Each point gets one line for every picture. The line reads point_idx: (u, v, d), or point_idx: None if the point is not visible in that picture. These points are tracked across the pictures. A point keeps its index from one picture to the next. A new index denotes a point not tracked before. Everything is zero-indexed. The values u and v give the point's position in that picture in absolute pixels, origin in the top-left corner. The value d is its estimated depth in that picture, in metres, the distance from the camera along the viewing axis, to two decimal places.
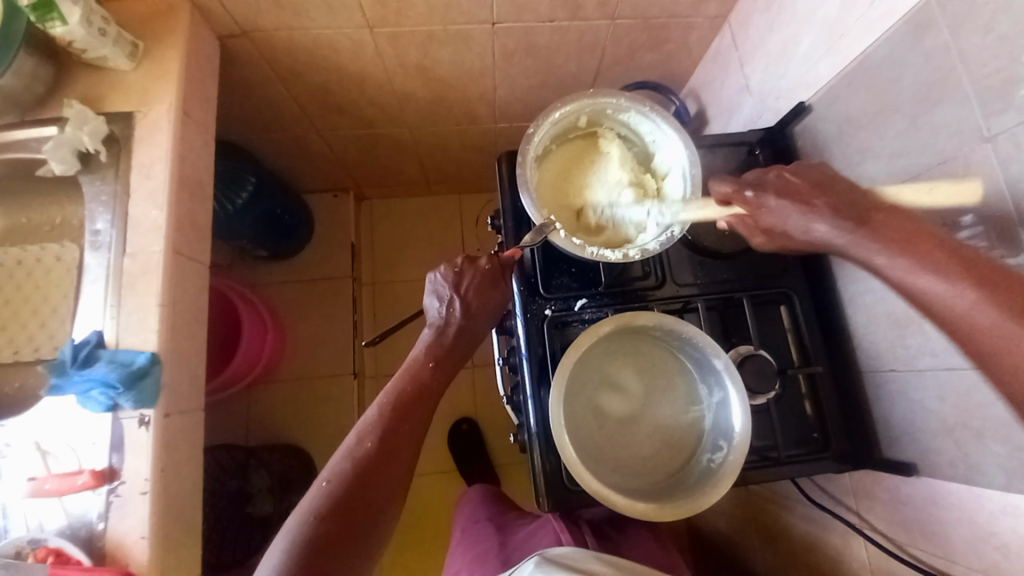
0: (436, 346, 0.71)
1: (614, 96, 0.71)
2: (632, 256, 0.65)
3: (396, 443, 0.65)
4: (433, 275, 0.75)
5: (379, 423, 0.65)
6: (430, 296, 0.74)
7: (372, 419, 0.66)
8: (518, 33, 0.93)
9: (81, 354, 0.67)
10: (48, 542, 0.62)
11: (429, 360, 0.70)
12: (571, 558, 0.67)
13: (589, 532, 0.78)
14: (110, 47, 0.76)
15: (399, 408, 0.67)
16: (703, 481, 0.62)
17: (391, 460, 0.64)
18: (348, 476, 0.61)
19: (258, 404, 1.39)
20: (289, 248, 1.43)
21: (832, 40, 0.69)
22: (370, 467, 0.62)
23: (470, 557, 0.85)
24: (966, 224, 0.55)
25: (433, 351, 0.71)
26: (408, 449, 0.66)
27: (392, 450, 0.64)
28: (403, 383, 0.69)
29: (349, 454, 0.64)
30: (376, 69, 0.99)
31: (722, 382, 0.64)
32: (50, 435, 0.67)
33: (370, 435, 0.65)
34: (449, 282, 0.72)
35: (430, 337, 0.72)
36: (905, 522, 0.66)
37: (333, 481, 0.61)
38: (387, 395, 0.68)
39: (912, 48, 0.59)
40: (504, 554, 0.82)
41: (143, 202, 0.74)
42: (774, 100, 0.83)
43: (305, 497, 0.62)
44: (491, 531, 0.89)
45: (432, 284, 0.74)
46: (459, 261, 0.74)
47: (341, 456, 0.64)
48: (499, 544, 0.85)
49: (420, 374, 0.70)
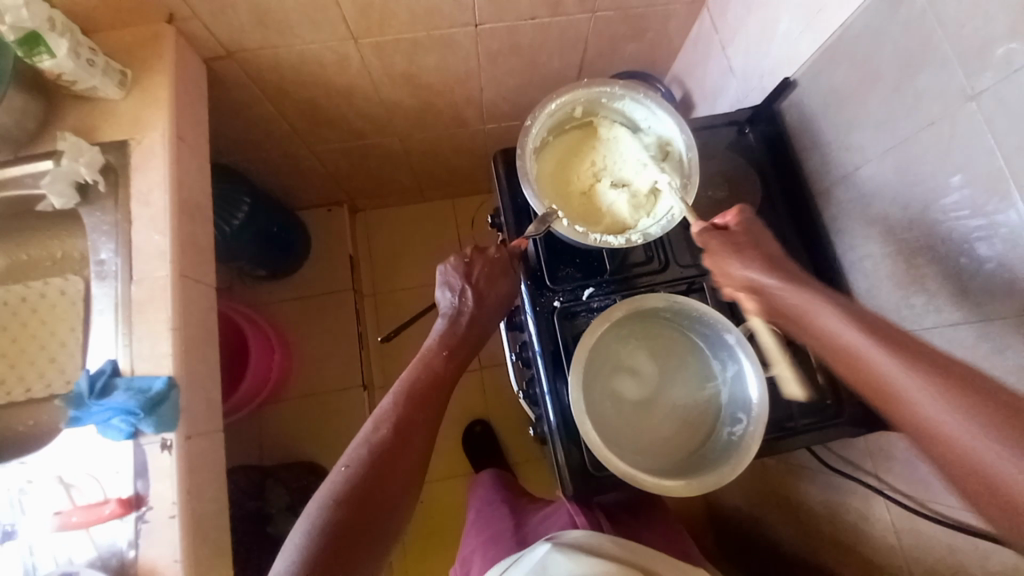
0: (449, 336, 0.70)
1: (607, 85, 0.72)
2: (635, 240, 0.66)
3: (412, 430, 0.64)
4: (442, 266, 0.74)
5: (395, 411, 0.65)
6: (441, 287, 0.73)
7: (387, 408, 0.65)
8: (501, 33, 0.94)
9: (98, 385, 0.67)
10: (78, 573, 0.62)
11: (442, 349, 0.70)
12: (589, 542, 0.67)
13: (603, 516, 0.77)
14: (100, 77, 0.76)
15: (413, 395, 0.66)
16: (726, 453, 0.63)
17: (409, 445, 0.63)
18: (366, 463, 0.61)
19: (271, 424, 1.39)
20: (287, 265, 1.43)
21: (810, 14, 0.71)
22: (387, 455, 0.62)
23: (484, 538, 0.86)
24: (953, 184, 0.57)
25: (446, 341, 0.70)
26: (423, 435, 0.65)
27: (408, 437, 0.63)
28: (417, 372, 0.68)
29: (365, 441, 0.63)
30: (363, 80, 1.00)
31: (735, 355, 0.65)
32: (72, 468, 0.67)
33: (385, 423, 0.64)
34: (460, 272, 0.72)
35: (443, 328, 0.71)
36: (925, 479, 0.68)
37: (351, 468, 0.61)
38: (401, 385, 0.67)
39: (891, 16, 0.60)
40: (519, 535, 0.82)
41: (145, 228, 0.74)
42: (758, 79, 0.85)
43: (323, 485, 0.61)
44: (507, 513, 0.90)
45: (443, 275, 0.73)
46: (468, 251, 0.73)
47: (357, 444, 0.63)
48: (515, 525, 0.86)
49: (433, 363, 0.69)
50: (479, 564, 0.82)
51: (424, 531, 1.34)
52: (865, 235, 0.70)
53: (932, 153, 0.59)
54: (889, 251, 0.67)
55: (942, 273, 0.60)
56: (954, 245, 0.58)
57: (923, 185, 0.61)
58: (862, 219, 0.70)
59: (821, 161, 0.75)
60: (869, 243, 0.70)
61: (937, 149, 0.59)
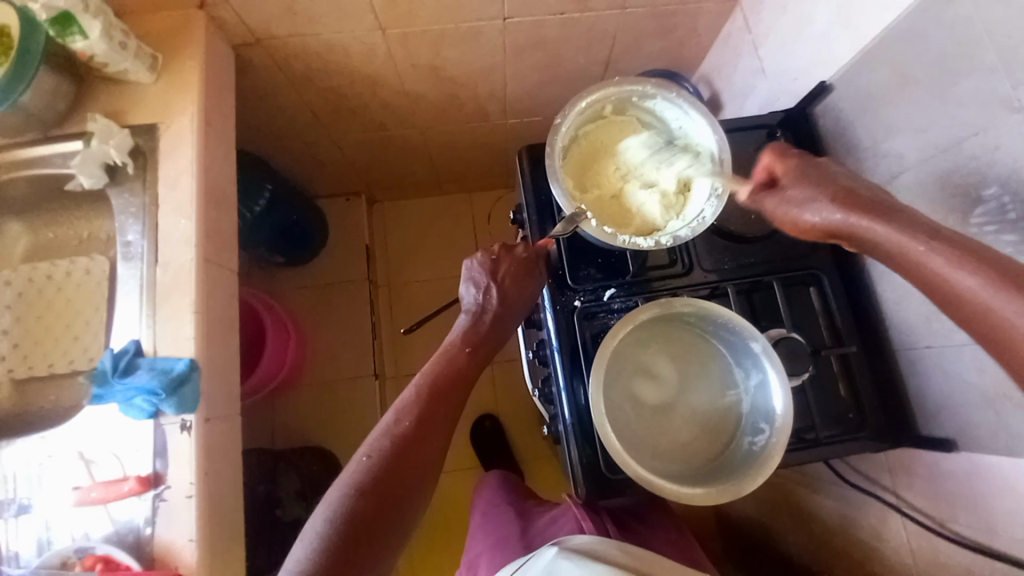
0: (471, 333, 0.69)
1: (639, 84, 0.71)
2: (664, 243, 0.65)
3: (433, 425, 0.63)
4: (468, 261, 0.72)
5: (416, 405, 0.64)
6: (465, 283, 0.72)
7: (408, 400, 0.65)
8: (528, 27, 0.93)
9: (122, 364, 0.67)
10: (96, 548, 0.64)
11: (465, 345, 0.69)
12: (595, 547, 0.67)
13: (611, 522, 0.77)
14: (130, 60, 0.77)
15: (434, 390, 0.66)
16: (746, 464, 0.62)
17: (429, 440, 0.63)
18: (385, 456, 0.61)
19: (283, 410, 1.40)
20: (305, 255, 1.45)
21: (850, 16, 0.69)
22: (407, 449, 0.62)
23: (491, 541, 0.85)
24: (989, 197, 0.56)
25: (469, 337, 0.69)
26: (443, 431, 0.64)
27: (429, 431, 0.63)
28: (439, 367, 0.67)
29: (387, 432, 0.63)
30: (388, 72, 1.00)
31: (760, 364, 0.64)
32: (93, 444, 0.68)
33: (407, 416, 0.63)
34: (485, 270, 0.70)
35: (466, 324, 0.70)
36: (943, 497, 0.66)
37: (372, 458, 0.61)
38: (423, 377, 0.67)
39: (935, 20, 0.58)
40: (525, 540, 0.82)
41: (171, 212, 0.75)
42: (791, 81, 0.83)
43: (346, 469, 0.61)
44: (513, 517, 0.89)
45: (469, 272, 0.71)
46: (495, 249, 0.72)
47: (379, 435, 0.63)
48: (520, 530, 0.85)
49: (456, 359, 0.68)
50: (486, 568, 0.82)
51: (433, 526, 1.35)
52: None
53: (970, 163, 0.58)
54: None
55: None
56: None
57: (958, 197, 0.59)
58: None
59: (855, 167, 0.74)
60: None
61: (977, 161, 0.57)
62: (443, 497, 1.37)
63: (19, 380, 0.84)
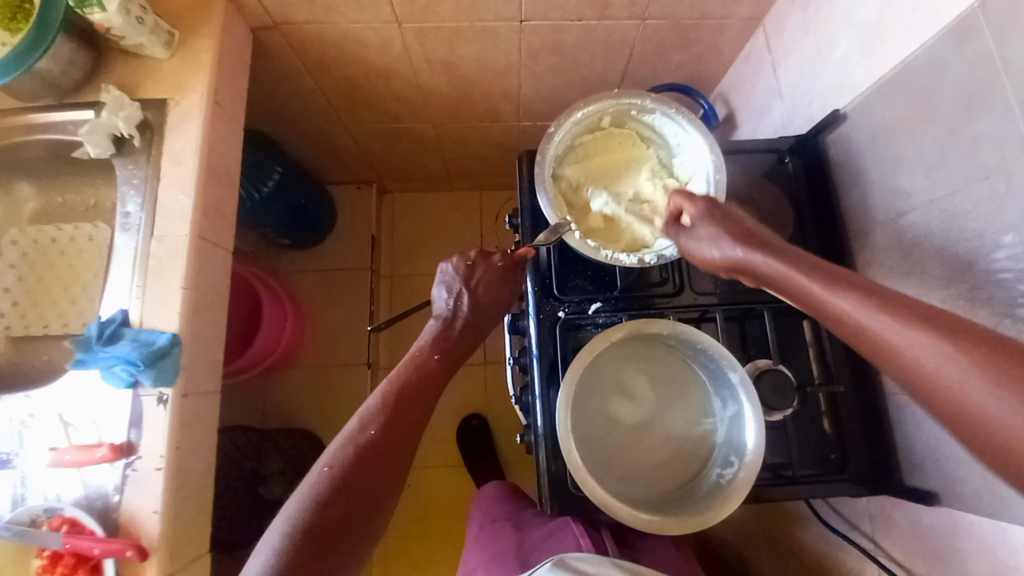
0: (441, 339, 0.71)
1: (639, 97, 0.70)
2: (648, 261, 0.64)
3: (400, 433, 0.63)
4: (445, 265, 0.75)
5: (384, 412, 0.64)
6: (439, 287, 0.74)
7: (374, 406, 0.65)
8: (545, 30, 0.92)
9: (107, 332, 0.69)
10: (63, 510, 0.65)
11: (434, 352, 0.70)
12: (589, 566, 0.66)
13: (609, 538, 0.75)
14: (147, 35, 0.78)
15: (403, 397, 0.66)
16: (712, 496, 0.60)
17: (397, 447, 0.62)
18: (350, 463, 0.59)
19: (275, 390, 1.42)
20: (312, 238, 1.46)
21: (872, 44, 0.67)
22: (373, 457, 0.60)
23: (488, 555, 0.81)
24: (1007, 243, 0.52)
25: (438, 344, 0.71)
26: (412, 438, 0.64)
27: (397, 438, 0.63)
28: (408, 372, 0.68)
29: (351, 440, 0.62)
30: (403, 64, 0.99)
31: (737, 395, 0.62)
32: (73, 408, 0.69)
33: (373, 423, 0.63)
34: (459, 275, 0.73)
35: (436, 328, 0.72)
36: (922, 551, 0.64)
37: (334, 468, 0.59)
38: (390, 384, 0.67)
39: (955, 56, 0.56)
40: (522, 555, 0.78)
41: (172, 187, 0.76)
42: (807, 106, 0.81)
43: (303, 482, 0.58)
44: (511, 530, 0.84)
45: (444, 274, 0.75)
46: (472, 255, 0.75)
47: (341, 444, 0.61)
48: (517, 544, 0.80)
49: (424, 364, 0.69)
50: None
51: (408, 517, 1.35)
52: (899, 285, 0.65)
53: (975, 206, 0.55)
54: None
55: None
56: (996, 308, 0.53)
57: (969, 242, 0.56)
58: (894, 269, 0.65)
59: (862, 200, 0.71)
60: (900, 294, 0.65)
61: (985, 206, 0.54)
62: (412, 491, 1.37)
63: (16, 337, 0.86)
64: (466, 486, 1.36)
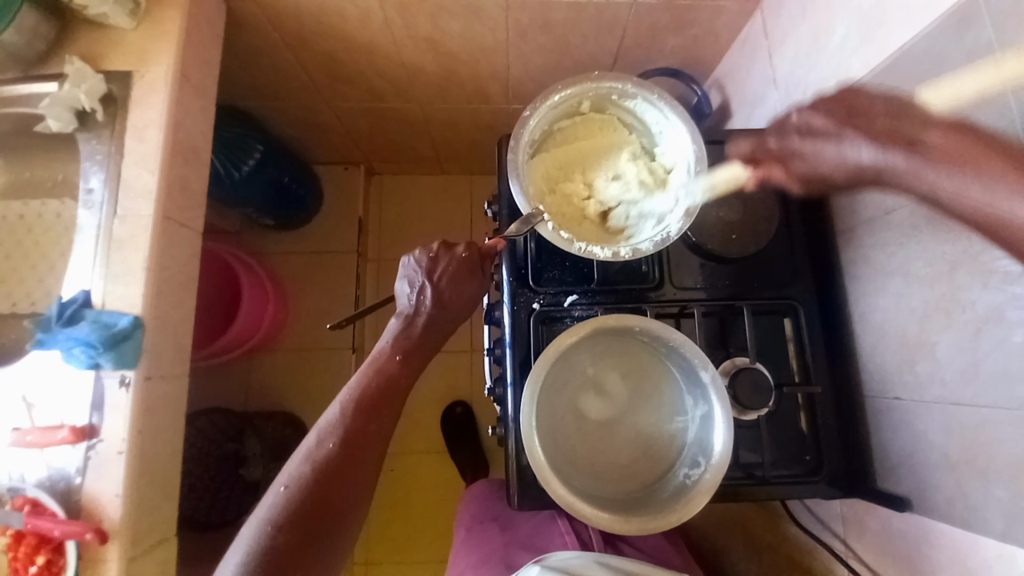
0: (403, 338, 0.69)
1: (620, 81, 0.67)
2: (622, 254, 0.61)
3: (360, 442, 0.61)
4: (407, 258, 0.73)
5: (342, 424, 0.62)
6: (401, 280, 0.72)
7: (332, 420, 0.63)
8: (533, 8, 0.87)
9: (67, 312, 0.67)
10: (26, 491, 0.64)
11: (396, 353, 0.68)
12: (575, 564, 0.69)
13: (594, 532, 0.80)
14: (110, 4, 0.74)
15: (362, 407, 0.64)
16: (678, 496, 0.59)
17: (357, 460, 0.61)
18: (307, 481, 0.58)
19: (258, 371, 1.40)
20: (298, 219, 1.43)
21: (870, 30, 0.63)
22: (332, 471, 0.59)
23: (473, 559, 0.81)
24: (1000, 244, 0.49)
25: (401, 343, 0.69)
26: (374, 450, 0.62)
27: (356, 451, 0.61)
28: (370, 377, 0.66)
29: (309, 456, 0.60)
30: (385, 39, 0.95)
31: (707, 396, 0.60)
32: (35, 389, 0.68)
33: (331, 436, 0.61)
34: (421, 268, 0.71)
35: (397, 328, 0.70)
36: (893, 557, 0.63)
37: (290, 487, 0.58)
38: (349, 393, 0.65)
39: (953, 45, 0.53)
40: (508, 558, 0.78)
41: (136, 163, 0.73)
42: (801, 94, 0.77)
43: (262, 502, 0.57)
44: (498, 532, 0.83)
45: (405, 268, 0.72)
46: (435, 247, 0.72)
47: (300, 460, 0.60)
48: (503, 545, 0.80)
49: (386, 366, 0.67)
50: None
51: (389, 501, 1.35)
52: (880, 286, 0.64)
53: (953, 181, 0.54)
54: (901, 304, 0.61)
55: (954, 343, 0.54)
56: (972, 314, 0.52)
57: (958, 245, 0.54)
58: (877, 268, 0.64)
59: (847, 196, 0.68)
60: (882, 294, 0.63)
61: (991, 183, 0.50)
62: (392, 476, 1.37)
63: None
64: (448, 473, 1.37)
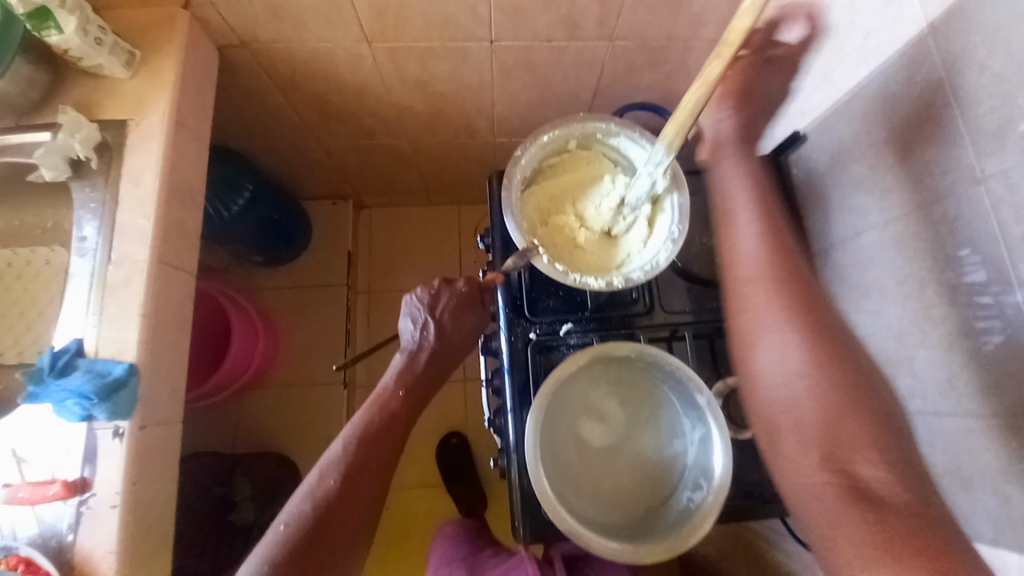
0: (406, 373, 0.70)
1: (603, 121, 0.71)
2: (616, 284, 0.63)
3: (361, 478, 0.61)
4: (410, 296, 0.75)
5: (344, 460, 0.62)
6: (405, 318, 0.73)
7: (335, 456, 0.63)
8: (516, 50, 0.92)
9: (60, 363, 0.66)
10: (19, 549, 0.62)
11: (399, 388, 0.69)
12: None
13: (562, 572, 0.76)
14: (106, 55, 0.76)
15: (365, 442, 0.64)
16: (681, 521, 0.60)
17: (358, 497, 0.60)
18: (308, 520, 0.57)
19: (249, 411, 1.38)
20: (287, 254, 1.43)
21: (827, 68, 0.68)
22: (334, 508, 0.59)
23: None
24: (965, 258, 0.52)
25: (403, 379, 0.69)
26: (375, 485, 0.62)
27: (358, 488, 0.61)
28: (374, 413, 0.67)
29: (311, 493, 0.60)
30: (375, 81, 0.98)
31: (705, 418, 0.62)
32: (26, 442, 0.66)
33: (333, 473, 0.61)
34: (424, 304, 0.73)
35: (401, 363, 0.71)
36: None
37: (291, 525, 0.57)
38: (353, 429, 0.65)
39: (909, 79, 0.57)
40: None
41: (131, 209, 0.74)
42: (770, 126, 0.82)
43: (261, 542, 0.57)
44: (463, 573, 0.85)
45: (408, 306, 0.74)
46: (436, 283, 0.74)
47: (301, 497, 0.60)
48: None
49: (389, 402, 0.68)
50: None
51: (385, 539, 1.32)
52: (860, 303, 0.67)
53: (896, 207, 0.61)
54: (880, 319, 0.64)
55: (931, 356, 0.57)
56: (946, 325, 0.55)
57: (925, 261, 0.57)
58: (856, 286, 0.67)
59: (822, 220, 0.73)
60: (861, 311, 0.67)
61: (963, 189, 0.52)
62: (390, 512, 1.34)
63: None
64: (444, 508, 1.34)
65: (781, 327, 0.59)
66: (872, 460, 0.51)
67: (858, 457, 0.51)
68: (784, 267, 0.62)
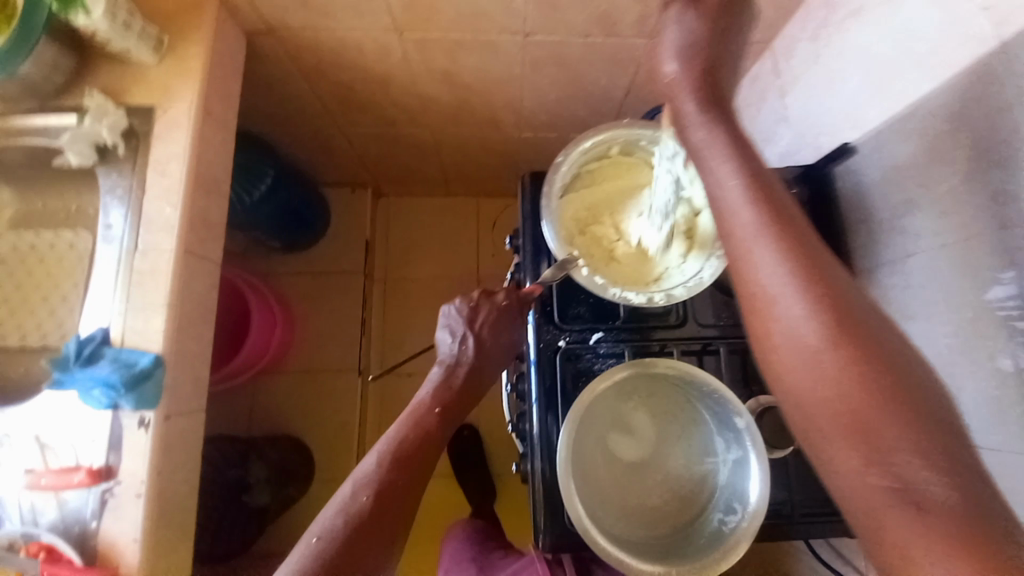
0: (443, 390, 0.68)
1: (651, 127, 0.67)
2: (656, 301, 0.62)
3: (393, 497, 0.60)
4: (447, 307, 0.73)
5: (377, 476, 0.61)
6: (443, 330, 0.72)
7: (368, 472, 0.61)
8: (549, 44, 0.88)
9: (86, 351, 0.66)
10: (41, 536, 0.63)
11: (435, 405, 0.67)
12: None
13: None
14: (134, 40, 0.74)
15: (399, 459, 0.63)
16: (713, 543, 0.58)
17: (390, 516, 0.59)
18: (339, 538, 0.56)
19: (264, 395, 1.39)
20: (304, 240, 1.42)
21: (883, 82, 0.65)
22: (365, 526, 0.58)
23: None
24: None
25: (440, 396, 0.68)
26: (406, 503, 0.61)
27: (389, 506, 0.60)
28: (409, 429, 0.65)
29: (342, 509, 0.59)
30: (402, 72, 0.96)
31: (742, 441, 0.60)
32: (51, 429, 0.66)
33: (365, 489, 0.60)
34: (463, 317, 0.71)
35: (438, 378, 0.70)
36: None
37: (322, 540, 0.56)
38: (386, 443, 0.64)
39: (976, 99, 0.53)
40: None
41: (157, 198, 0.73)
42: (816, 135, 0.80)
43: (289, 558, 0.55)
44: None
45: (447, 317, 0.72)
46: (475, 295, 0.73)
47: (333, 513, 0.59)
48: None
49: (425, 420, 0.66)
50: None
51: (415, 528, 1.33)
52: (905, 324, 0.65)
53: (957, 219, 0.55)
54: (927, 343, 0.62)
55: (978, 385, 0.55)
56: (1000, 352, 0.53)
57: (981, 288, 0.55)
58: (904, 307, 0.65)
59: (871, 238, 0.70)
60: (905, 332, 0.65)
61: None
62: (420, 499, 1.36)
63: None
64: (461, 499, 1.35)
65: (805, 318, 0.43)
66: (917, 449, 0.37)
67: (896, 452, 0.38)
68: (790, 245, 0.45)
